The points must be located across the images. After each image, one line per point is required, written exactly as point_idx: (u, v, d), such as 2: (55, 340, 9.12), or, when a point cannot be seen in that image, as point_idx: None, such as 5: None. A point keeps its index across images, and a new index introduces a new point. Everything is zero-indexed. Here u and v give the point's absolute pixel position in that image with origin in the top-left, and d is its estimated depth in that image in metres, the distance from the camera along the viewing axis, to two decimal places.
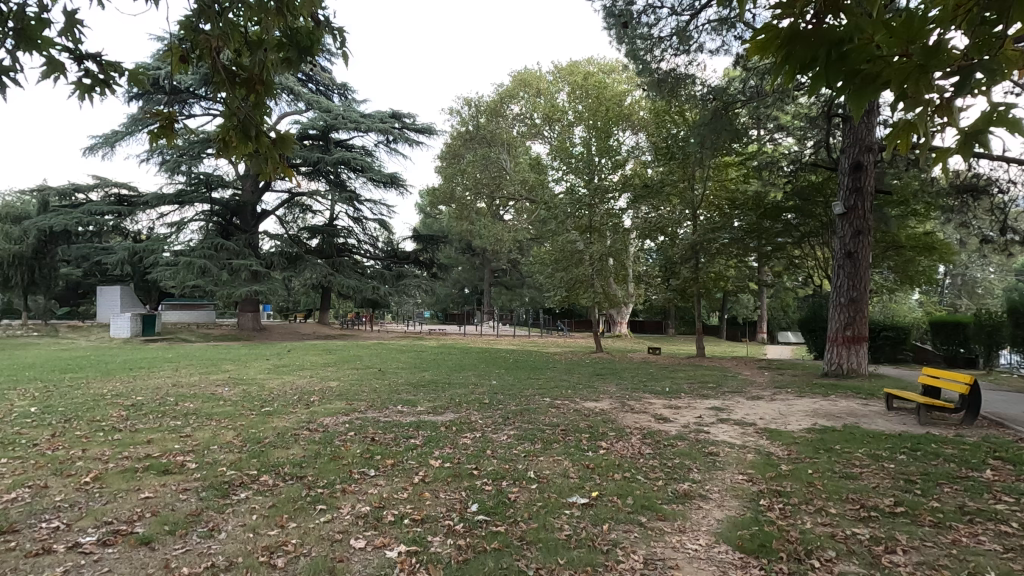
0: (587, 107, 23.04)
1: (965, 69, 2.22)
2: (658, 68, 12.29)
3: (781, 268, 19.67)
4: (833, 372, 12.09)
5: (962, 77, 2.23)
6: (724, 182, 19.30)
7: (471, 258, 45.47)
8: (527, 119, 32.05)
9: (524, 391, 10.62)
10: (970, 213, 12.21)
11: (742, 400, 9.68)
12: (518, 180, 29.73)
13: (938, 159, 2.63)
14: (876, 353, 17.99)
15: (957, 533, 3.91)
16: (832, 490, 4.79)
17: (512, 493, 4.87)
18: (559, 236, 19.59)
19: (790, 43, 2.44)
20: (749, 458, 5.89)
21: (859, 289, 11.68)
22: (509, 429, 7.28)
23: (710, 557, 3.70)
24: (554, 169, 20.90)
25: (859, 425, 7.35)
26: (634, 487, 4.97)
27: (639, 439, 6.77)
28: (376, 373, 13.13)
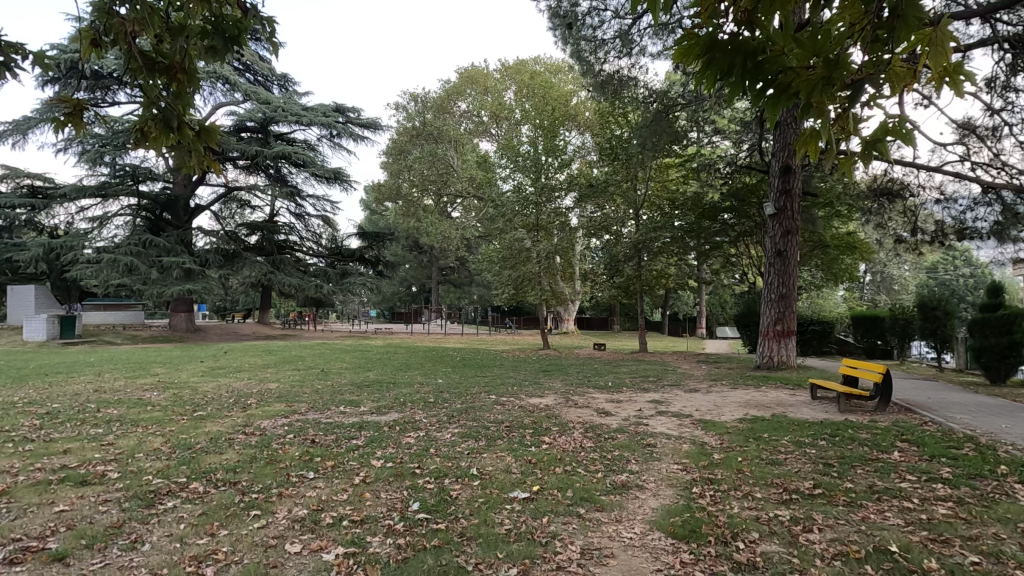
0: (533, 105, 23.28)
1: (860, 83, 2.39)
2: (602, 70, 12.53)
3: (719, 267, 20.54)
4: (765, 364, 12.76)
5: (858, 89, 2.40)
6: (665, 183, 19.92)
7: (418, 256, 44.79)
8: (475, 117, 32.17)
9: (470, 388, 10.61)
10: (885, 215, 13.16)
11: (680, 392, 10.08)
12: (466, 177, 29.70)
13: (844, 166, 2.83)
14: (805, 346, 19.07)
15: (866, 510, 4.22)
16: (759, 476, 5.07)
17: (454, 491, 4.86)
18: (507, 234, 19.74)
19: (709, 51, 2.55)
20: (684, 448, 6.14)
21: (788, 286, 12.36)
22: (454, 428, 7.26)
23: (645, 545, 3.83)
24: (502, 167, 20.56)
25: (787, 414, 7.79)
26: (575, 479, 5.10)
27: (581, 433, 6.92)
28: (319, 374, 12.81)
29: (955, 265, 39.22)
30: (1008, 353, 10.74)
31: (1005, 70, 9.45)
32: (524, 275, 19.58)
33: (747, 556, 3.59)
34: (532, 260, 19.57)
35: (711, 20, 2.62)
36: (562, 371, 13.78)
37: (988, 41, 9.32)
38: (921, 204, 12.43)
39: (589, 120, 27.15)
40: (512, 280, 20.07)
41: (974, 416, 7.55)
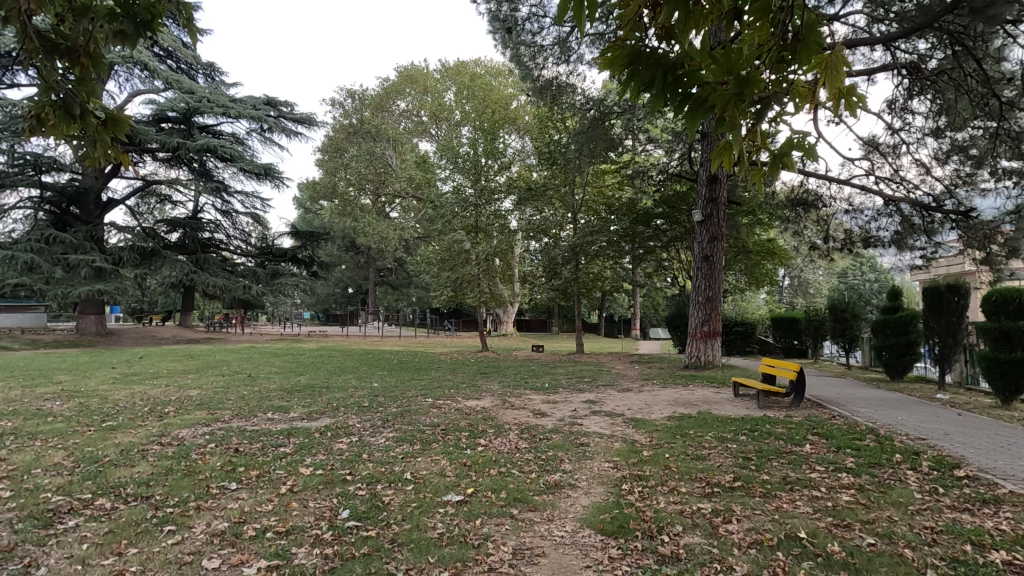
0: (473, 106, 23.26)
1: (765, 100, 2.55)
2: (541, 75, 12.74)
3: (651, 270, 21.28)
4: (693, 364, 13.38)
5: (763, 107, 2.56)
6: (601, 189, 20.44)
7: (354, 256, 43.48)
8: (414, 116, 31.80)
9: (407, 392, 10.46)
10: (801, 223, 14.22)
11: (613, 392, 10.36)
12: (404, 177, 29.18)
13: (755, 176, 3.01)
14: (730, 346, 20.12)
15: (780, 500, 4.50)
16: (684, 471, 5.30)
17: (386, 497, 4.77)
18: (446, 236, 19.65)
19: (633, 61, 2.65)
20: (616, 446, 6.33)
21: (714, 289, 12.94)
22: (388, 432, 7.13)
23: (575, 542, 3.92)
24: (442, 167, 20.41)
25: (711, 411, 8.18)
26: (508, 481, 5.12)
27: (516, 435, 6.97)
28: (246, 379, 12.19)
29: (863, 271, 42.49)
30: (905, 351, 11.78)
31: (903, 93, 10.38)
32: (463, 277, 19.53)
33: (671, 548, 3.73)
34: (471, 262, 19.54)
35: (634, 33, 2.73)
36: (499, 373, 13.80)
37: (889, 66, 10.21)
38: (833, 214, 13.45)
39: (528, 124, 27.46)
40: (451, 282, 19.97)
41: (877, 410, 8.21)
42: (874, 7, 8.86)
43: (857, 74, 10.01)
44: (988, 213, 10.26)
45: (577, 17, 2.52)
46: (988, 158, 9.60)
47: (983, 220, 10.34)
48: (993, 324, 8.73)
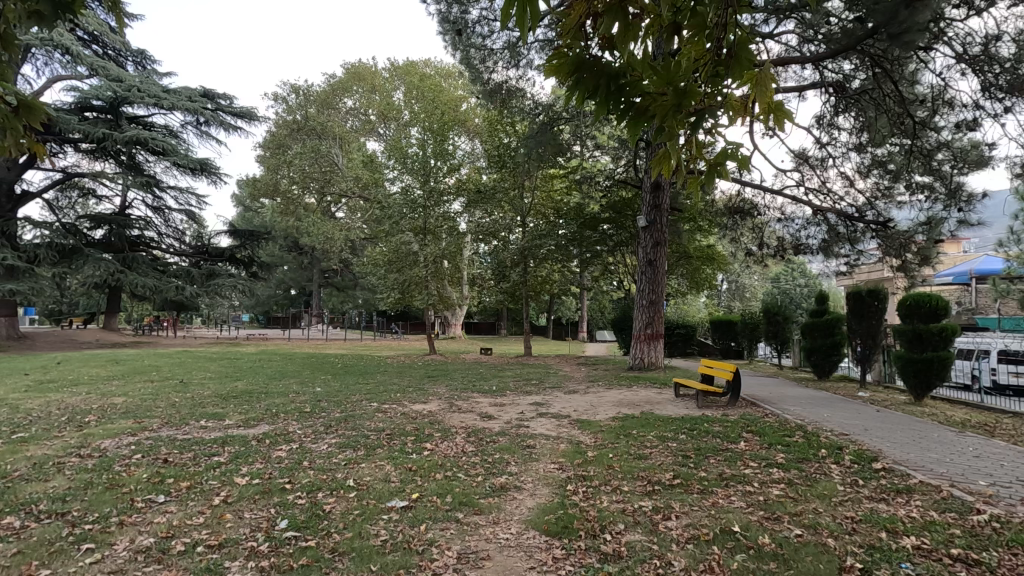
0: (423, 107, 23.04)
1: (700, 113, 2.67)
2: (490, 78, 12.78)
3: (598, 274, 21.71)
4: (637, 365, 13.75)
5: (698, 119, 2.67)
6: (550, 193, 20.68)
7: (298, 257, 42.04)
8: (362, 114, 31.19)
9: (352, 396, 10.21)
10: (738, 230, 14.92)
11: (559, 394, 10.47)
12: (351, 176, 28.45)
13: (692, 185, 3.13)
14: (672, 347, 20.80)
15: (716, 496, 4.69)
16: (627, 470, 5.43)
17: (327, 505, 4.63)
18: (393, 237, 19.31)
19: (578, 70, 2.70)
20: (561, 447, 6.41)
21: (657, 292, 13.32)
22: (331, 438, 6.94)
23: (519, 544, 3.93)
24: (390, 168, 20.08)
25: (653, 411, 8.43)
26: (454, 485, 5.08)
27: (463, 438, 6.94)
28: (178, 385, 11.54)
29: (794, 277, 44.73)
30: (831, 352, 12.55)
31: (830, 109, 11.06)
32: (411, 279, 19.27)
33: (614, 546, 3.82)
34: (419, 264, 19.31)
35: (578, 42, 2.78)
36: (447, 377, 13.70)
37: (818, 84, 10.87)
38: (766, 222, 14.17)
39: (478, 127, 27.44)
40: (398, 285, 19.65)
41: (805, 408, 8.68)
42: (805, 28, 9.39)
43: (789, 89, 10.60)
44: (903, 224, 11.10)
45: (522, 23, 2.54)
46: (904, 173, 10.38)
47: (900, 230, 11.16)
48: (907, 327, 9.40)
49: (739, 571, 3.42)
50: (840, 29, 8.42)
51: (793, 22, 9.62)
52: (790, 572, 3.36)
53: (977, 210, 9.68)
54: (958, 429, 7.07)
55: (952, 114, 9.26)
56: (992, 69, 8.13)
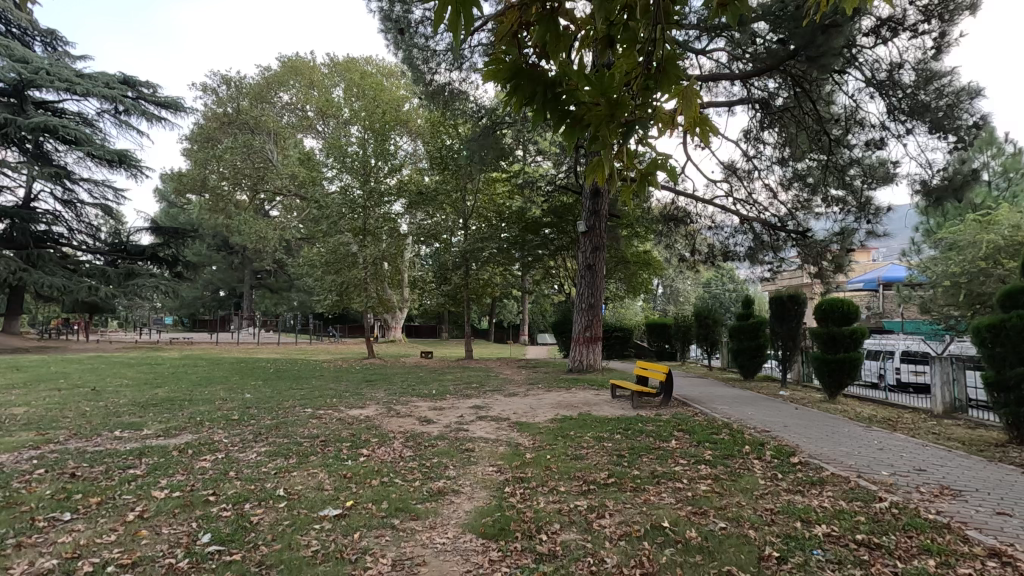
0: (364, 105, 22.54)
1: (632, 124, 2.76)
2: (433, 80, 12.67)
3: (539, 278, 21.97)
4: (576, 367, 14.00)
5: (629, 129, 2.77)
6: (492, 197, 20.73)
7: (227, 256, 39.93)
8: (299, 110, 30.12)
9: (284, 402, 9.81)
10: (672, 237, 15.56)
11: (499, 397, 10.50)
12: (287, 174, 26.97)
13: (625, 193, 3.22)
14: (610, 350, 21.35)
15: (648, 493, 4.85)
16: (564, 471, 5.53)
17: (255, 516, 4.43)
18: (331, 237, 18.77)
19: (516, 76, 2.72)
20: (500, 450, 6.44)
21: (596, 296, 13.61)
22: (260, 446, 6.64)
23: (456, 548, 3.91)
24: (328, 166, 19.51)
25: (591, 412, 8.63)
26: (391, 491, 5.00)
27: (401, 443, 6.83)
28: (90, 394, 10.67)
29: (724, 283, 46.96)
30: (756, 353, 13.29)
31: (756, 124, 11.73)
32: (349, 281, 18.78)
33: (549, 546, 3.87)
34: (358, 266, 18.85)
35: (516, 50, 2.82)
36: (385, 380, 13.45)
37: (746, 100, 11.50)
38: (698, 230, 14.85)
39: (420, 128, 27.12)
40: (335, 287, 19.09)
41: (731, 407, 9.14)
42: (734, 47, 9.92)
43: (719, 104, 11.16)
44: (820, 234, 11.91)
45: (458, 27, 2.54)
46: (821, 186, 11.15)
47: (817, 239, 11.98)
48: (822, 330, 10.10)
49: (668, 564, 3.54)
50: (765, 50, 8.94)
51: (723, 41, 10.14)
52: (714, 563, 3.53)
53: (883, 222, 10.74)
54: (866, 425, 7.65)
55: (863, 133, 10.04)
56: (896, 94, 8.89)
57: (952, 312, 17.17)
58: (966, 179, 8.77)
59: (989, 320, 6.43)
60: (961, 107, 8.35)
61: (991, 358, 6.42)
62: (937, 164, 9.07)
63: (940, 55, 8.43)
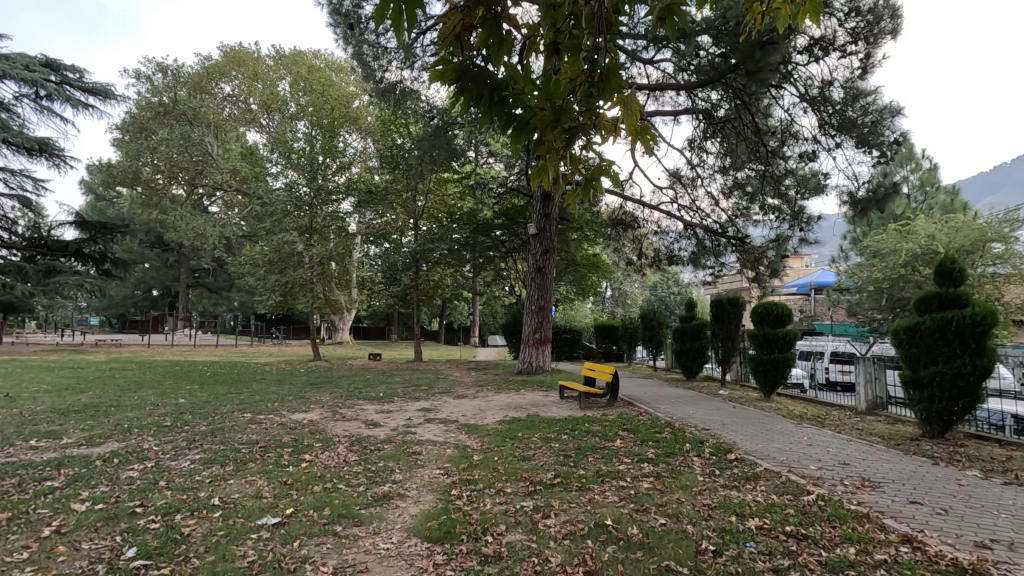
0: (311, 100, 21.94)
1: (574, 129, 2.80)
2: (383, 77, 12.46)
3: (490, 279, 21.96)
4: (526, 369, 14.11)
5: (572, 134, 2.81)
6: (443, 197, 20.59)
7: (161, 253, 37.77)
8: (241, 102, 28.99)
9: (222, 407, 9.40)
10: (621, 241, 15.95)
11: (448, 399, 10.45)
12: (227, 168, 25.81)
13: (569, 198, 3.26)
14: (560, 351, 21.62)
15: (593, 492, 4.94)
16: (511, 472, 5.55)
17: (186, 528, 4.21)
18: (275, 235, 18.15)
19: (462, 77, 2.71)
20: (447, 453, 6.40)
21: (545, 299, 13.74)
22: (195, 454, 6.33)
23: (400, 553, 3.86)
24: (272, 162, 18.85)
25: (539, 413, 8.71)
26: (334, 497, 4.87)
27: (345, 447, 6.67)
28: (4, 400, 9.87)
29: (669, 286, 48.41)
30: (698, 354, 13.78)
31: (700, 134, 12.18)
32: (294, 281, 18.22)
33: (494, 548, 3.88)
34: (304, 266, 18.30)
35: (462, 52, 2.82)
36: (331, 384, 13.07)
37: (690, 110, 11.93)
38: (645, 235, 15.28)
39: (370, 126, 26.61)
40: (279, 287, 18.47)
41: (674, 406, 9.43)
42: (679, 58, 10.26)
43: (666, 113, 11.53)
44: (757, 241, 12.48)
45: (401, 26, 2.52)
46: (759, 195, 11.69)
47: (755, 246, 12.54)
48: (758, 332, 10.58)
49: (610, 561, 3.62)
50: (708, 62, 9.29)
51: (669, 52, 10.48)
52: (654, 558, 3.64)
53: (814, 230, 11.39)
54: (798, 422, 8.07)
55: (797, 145, 10.60)
56: (827, 109, 9.42)
57: (875, 315, 18.35)
58: (887, 192, 9.43)
59: (906, 323, 6.93)
60: (884, 124, 8.94)
61: (908, 358, 6.92)
62: (862, 177, 9.70)
63: (865, 75, 8.99)
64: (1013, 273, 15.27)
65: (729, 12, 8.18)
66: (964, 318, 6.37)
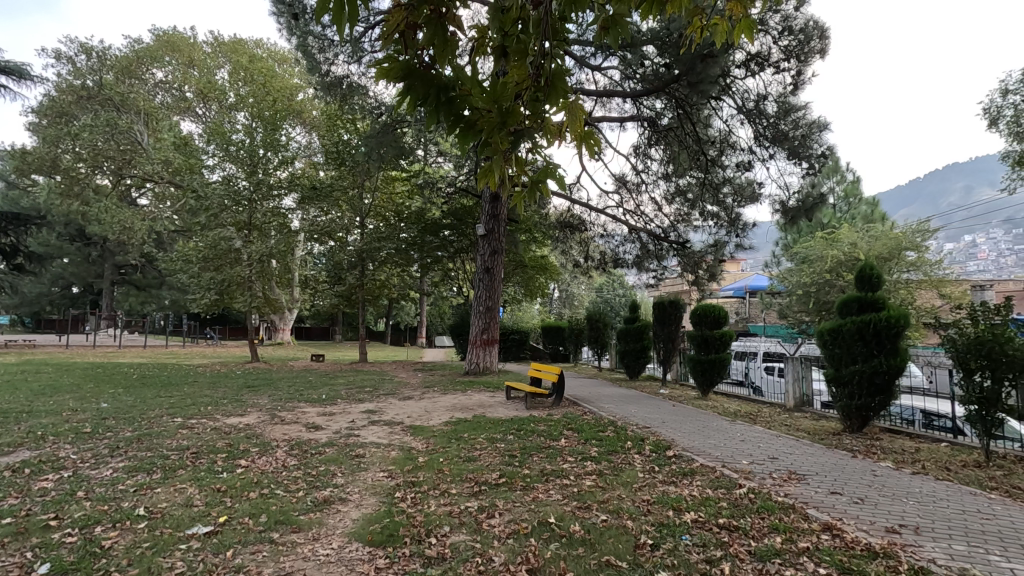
0: (251, 91, 21.09)
1: (520, 132, 2.82)
2: (329, 71, 12.11)
3: (438, 280, 21.80)
4: (472, 369, 14.10)
5: (518, 136, 2.83)
6: (390, 196, 20.30)
7: (82, 248, 35.16)
8: (175, 90, 27.58)
9: (149, 412, 8.87)
10: (568, 243, 16.21)
11: (393, 401, 10.29)
12: (158, 159, 24.42)
13: (515, 200, 3.28)
14: (507, 352, 21.72)
15: (537, 491, 5.00)
16: (456, 473, 5.53)
17: (107, 540, 3.95)
18: (211, 230, 17.29)
19: (408, 76, 2.69)
20: (392, 455, 6.31)
21: (493, 300, 13.75)
22: (118, 462, 5.94)
23: (340, 559, 3.77)
24: (209, 154, 17.97)
25: (486, 414, 8.72)
26: (271, 503, 4.70)
27: (284, 452, 6.45)
28: None
29: (614, 288, 49.70)
30: (641, 354, 14.19)
31: (644, 141, 12.56)
32: (231, 279, 17.42)
33: (438, 549, 3.86)
34: (241, 263, 17.51)
35: (409, 50, 2.78)
36: (270, 386, 12.57)
37: (636, 117, 12.27)
38: (592, 237, 15.61)
39: (315, 120, 25.88)
40: (214, 285, 17.64)
41: (617, 405, 9.67)
42: (625, 66, 10.56)
43: (612, 119, 11.84)
44: (697, 245, 13.00)
45: (345, 21, 2.49)
46: (699, 202, 12.17)
47: (695, 250, 13.06)
48: (697, 333, 11.02)
49: (552, 559, 3.67)
50: (653, 72, 9.60)
51: (617, 59, 10.76)
52: (594, 553, 3.72)
53: (749, 237, 11.97)
54: (731, 419, 8.45)
55: (734, 155, 11.08)
56: (762, 122, 9.92)
57: (803, 317, 19.50)
58: (815, 202, 10.03)
59: (829, 325, 7.40)
60: (813, 138, 9.50)
61: (832, 358, 7.38)
62: (793, 187, 10.27)
63: (797, 91, 9.52)
64: (924, 279, 16.62)
65: (672, 24, 8.49)
66: (880, 320, 6.85)
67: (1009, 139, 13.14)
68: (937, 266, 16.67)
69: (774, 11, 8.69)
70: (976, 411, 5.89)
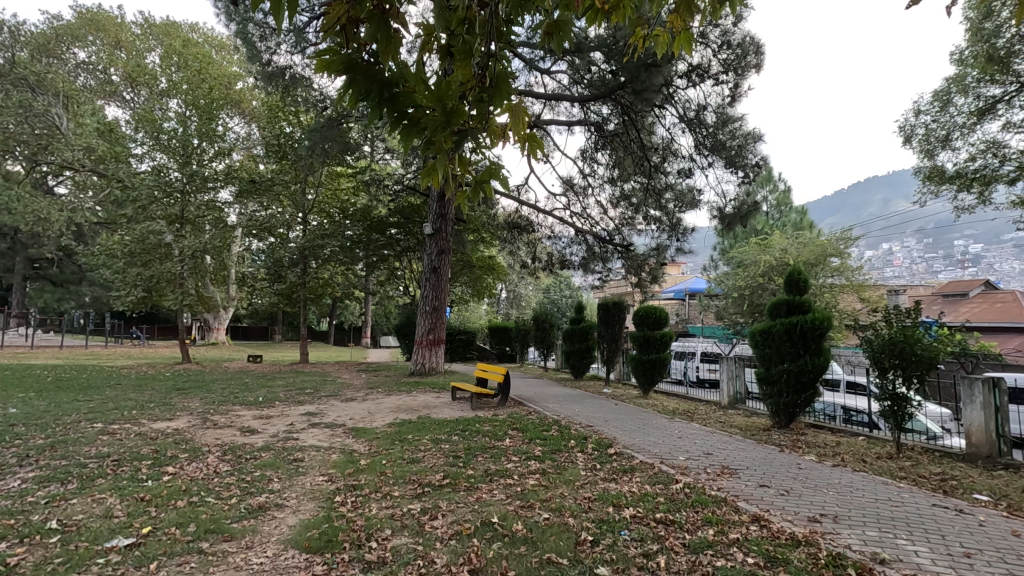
0: (184, 77, 20.00)
1: (465, 131, 2.81)
2: (270, 60, 11.65)
3: (384, 279, 21.41)
4: (418, 370, 13.94)
5: (463, 134, 2.81)
6: (334, 191, 19.74)
7: None
8: (99, 72, 25.75)
9: (65, 417, 8.22)
10: (516, 244, 16.29)
11: (335, 403, 10.00)
12: (80, 145, 22.75)
13: (459, 200, 3.26)
14: (453, 352, 21.60)
15: (481, 491, 5.00)
16: (399, 475, 5.45)
17: (13, 557, 3.64)
18: (138, 223, 16.25)
19: (350, 70, 2.64)
20: (332, 458, 6.14)
21: (439, 300, 13.64)
22: (27, 472, 5.48)
23: (275, 567, 3.64)
24: (137, 141, 16.90)
25: (431, 415, 8.63)
26: (200, 511, 4.47)
27: (216, 457, 6.14)
28: None
29: (561, 289, 50.40)
30: (585, 354, 14.45)
31: (591, 145, 12.81)
32: (160, 275, 16.43)
33: (378, 553, 3.79)
34: (172, 258, 16.57)
35: (350, 44, 2.72)
36: (202, 389, 11.94)
37: (583, 122, 12.49)
38: (539, 239, 15.75)
39: (255, 111, 24.87)
40: (142, 281, 16.60)
41: (561, 405, 9.82)
42: (574, 71, 10.75)
43: (561, 123, 12.01)
44: (640, 249, 13.37)
45: (283, 12, 2.41)
46: (642, 206, 12.52)
47: (638, 253, 13.43)
48: (639, 333, 11.35)
49: (494, 558, 3.68)
50: (600, 78, 9.81)
51: (566, 64, 10.92)
52: (536, 552, 3.76)
53: (688, 241, 12.42)
54: (670, 417, 8.75)
55: (676, 162, 11.48)
56: (702, 131, 10.32)
57: (738, 319, 20.45)
58: (750, 209, 10.53)
59: (761, 326, 7.78)
60: (748, 149, 9.98)
61: (762, 358, 7.77)
62: (729, 195, 10.75)
63: (734, 102, 9.98)
64: (846, 283, 17.81)
65: (619, 33, 8.70)
66: (807, 321, 7.27)
67: (921, 156, 14.23)
68: (858, 272, 17.88)
69: (714, 25, 9.10)
70: (889, 407, 6.36)
